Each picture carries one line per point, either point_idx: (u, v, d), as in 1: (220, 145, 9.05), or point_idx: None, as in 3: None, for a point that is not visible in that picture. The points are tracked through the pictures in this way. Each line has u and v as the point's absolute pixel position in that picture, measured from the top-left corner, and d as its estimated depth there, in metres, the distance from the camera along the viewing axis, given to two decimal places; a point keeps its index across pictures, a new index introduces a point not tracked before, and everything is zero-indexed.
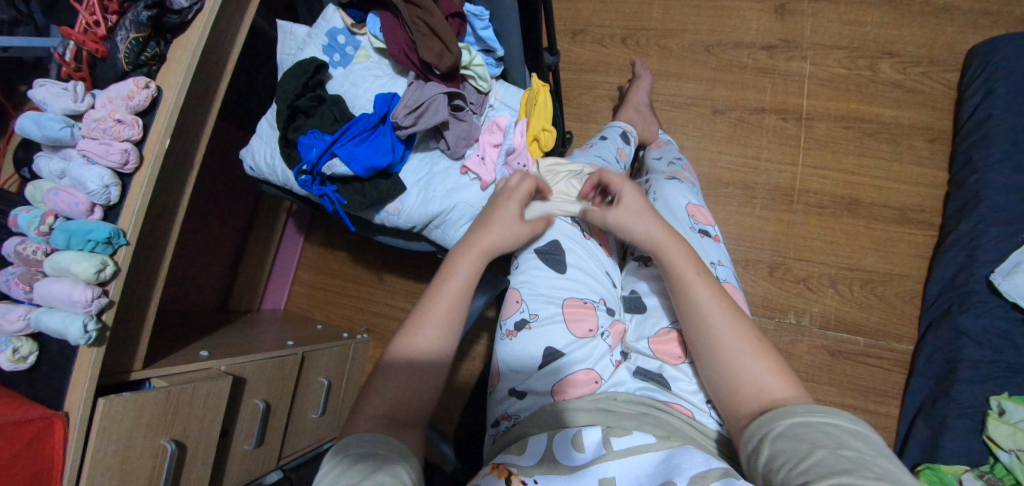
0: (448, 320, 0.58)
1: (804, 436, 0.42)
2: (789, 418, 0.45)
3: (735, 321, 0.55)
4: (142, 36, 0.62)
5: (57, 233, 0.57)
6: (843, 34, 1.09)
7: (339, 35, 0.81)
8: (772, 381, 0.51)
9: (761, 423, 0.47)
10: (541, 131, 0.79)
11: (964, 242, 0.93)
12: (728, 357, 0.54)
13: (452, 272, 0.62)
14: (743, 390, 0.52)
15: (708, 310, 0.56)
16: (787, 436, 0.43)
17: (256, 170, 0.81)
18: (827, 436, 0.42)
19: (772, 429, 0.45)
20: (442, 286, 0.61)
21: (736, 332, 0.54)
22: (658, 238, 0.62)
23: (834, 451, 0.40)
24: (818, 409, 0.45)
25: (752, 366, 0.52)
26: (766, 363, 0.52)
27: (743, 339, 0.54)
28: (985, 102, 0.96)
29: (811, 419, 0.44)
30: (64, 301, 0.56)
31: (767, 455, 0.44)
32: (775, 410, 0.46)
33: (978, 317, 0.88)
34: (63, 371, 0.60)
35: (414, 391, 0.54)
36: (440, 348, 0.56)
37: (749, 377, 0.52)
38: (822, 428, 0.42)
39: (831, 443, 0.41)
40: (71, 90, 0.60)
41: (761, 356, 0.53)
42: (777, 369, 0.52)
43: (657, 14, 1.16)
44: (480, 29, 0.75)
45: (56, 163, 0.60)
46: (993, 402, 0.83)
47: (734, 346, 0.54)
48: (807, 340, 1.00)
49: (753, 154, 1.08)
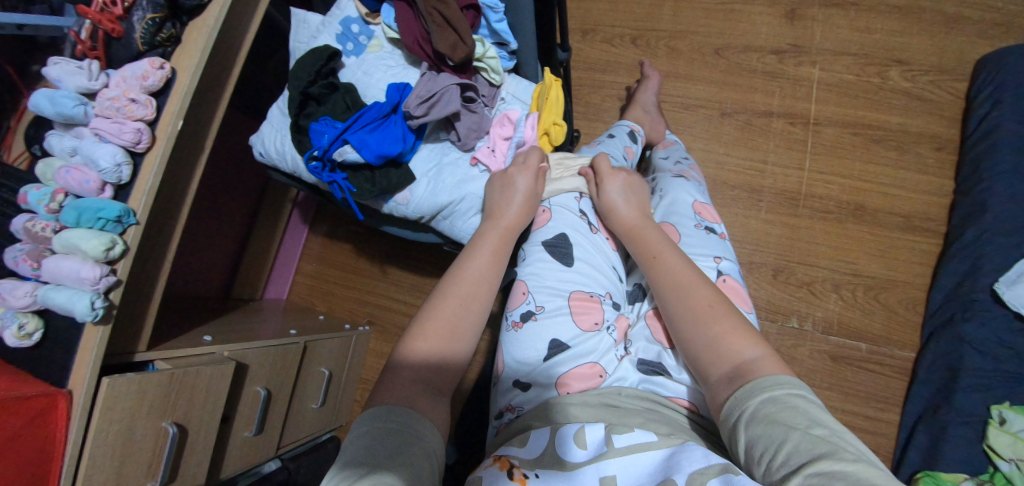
0: (478, 287, 0.62)
1: (776, 417, 0.42)
2: (758, 398, 0.44)
3: (695, 286, 0.57)
4: (159, 16, 0.63)
5: (68, 210, 0.57)
6: (852, 41, 1.09)
7: (353, 24, 0.82)
8: (732, 340, 0.51)
9: (735, 408, 0.46)
10: (551, 126, 0.79)
11: (969, 250, 0.93)
12: (691, 324, 0.55)
13: (480, 246, 0.66)
14: (705, 355, 0.52)
15: (670, 280, 0.59)
16: (759, 420, 0.43)
17: (265, 157, 0.81)
18: (796, 413, 0.41)
19: (745, 413, 0.44)
20: (472, 257, 0.65)
21: (696, 297, 0.56)
22: (631, 222, 0.68)
23: (807, 432, 0.39)
24: (781, 383, 0.45)
25: (711, 329, 0.53)
26: (726, 325, 0.53)
27: (701, 304, 0.55)
28: (992, 112, 0.97)
29: (779, 397, 0.43)
30: (72, 278, 0.57)
31: (744, 442, 0.43)
32: (744, 392, 0.46)
33: (981, 325, 0.88)
34: (68, 349, 0.60)
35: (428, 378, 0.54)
36: (471, 313, 0.60)
37: (708, 340, 0.53)
38: (790, 405, 0.42)
39: (802, 422, 0.40)
40: (85, 69, 0.60)
41: (720, 319, 0.53)
42: (738, 331, 0.52)
43: (667, 16, 1.16)
44: (495, 21, 0.75)
45: (68, 141, 0.60)
46: (994, 411, 0.83)
47: (691, 309, 0.55)
48: (810, 344, 1.00)
49: (760, 157, 1.08)
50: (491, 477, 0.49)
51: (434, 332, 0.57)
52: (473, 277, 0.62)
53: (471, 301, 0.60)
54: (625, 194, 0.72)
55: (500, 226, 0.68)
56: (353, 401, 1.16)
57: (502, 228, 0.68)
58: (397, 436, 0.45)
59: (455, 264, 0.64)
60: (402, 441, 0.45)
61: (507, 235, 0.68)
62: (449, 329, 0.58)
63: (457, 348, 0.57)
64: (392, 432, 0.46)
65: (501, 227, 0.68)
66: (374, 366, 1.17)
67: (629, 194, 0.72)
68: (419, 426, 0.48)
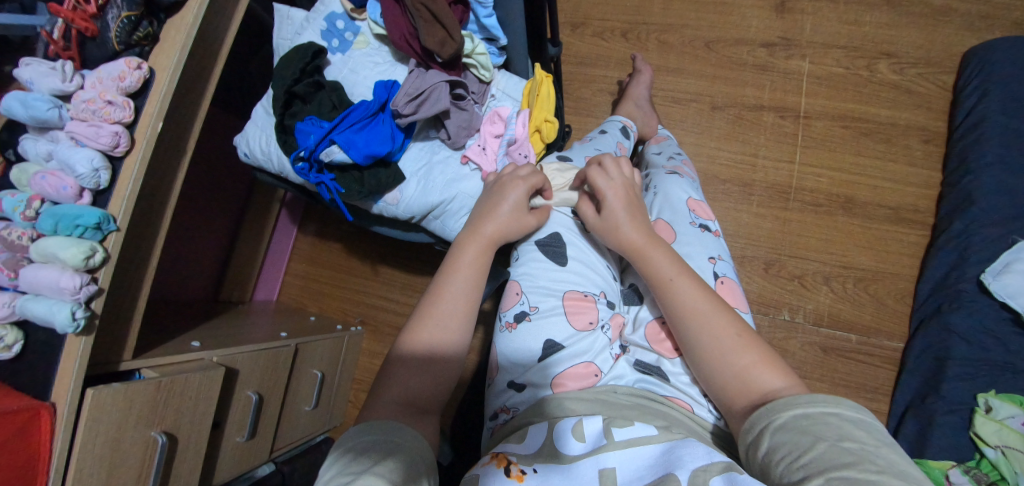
0: (456, 305, 0.59)
1: (805, 428, 0.42)
2: (788, 410, 0.44)
3: (718, 315, 0.56)
4: (134, 14, 0.61)
5: (43, 218, 0.55)
6: (842, 33, 1.09)
7: (338, 20, 0.80)
8: (761, 373, 0.51)
9: (762, 416, 0.46)
10: (543, 123, 0.78)
11: (957, 242, 0.94)
12: (716, 357, 0.54)
13: (459, 260, 0.62)
14: (731, 386, 0.52)
15: (689, 309, 0.57)
16: (787, 428, 0.43)
17: (251, 157, 0.79)
18: (828, 427, 0.41)
19: (771, 421, 0.45)
20: (451, 272, 0.61)
21: (720, 327, 0.55)
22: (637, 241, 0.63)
23: (836, 444, 0.39)
24: (819, 400, 0.44)
25: (737, 360, 0.53)
26: (753, 354, 0.53)
27: (726, 335, 0.54)
28: (979, 104, 0.97)
29: (812, 411, 0.43)
30: (52, 288, 0.55)
31: (766, 447, 0.44)
32: (775, 403, 0.46)
33: (968, 316, 0.89)
34: (51, 361, 0.59)
35: (426, 380, 0.54)
36: (451, 334, 0.57)
37: (735, 372, 0.52)
38: (823, 419, 0.42)
39: (834, 435, 0.40)
40: (59, 70, 0.58)
41: (746, 350, 0.53)
42: (763, 360, 0.52)
43: (658, 9, 1.15)
44: (484, 16, 0.74)
45: (42, 145, 0.58)
46: (980, 399, 0.85)
47: (716, 340, 0.54)
48: (801, 337, 1.01)
49: (751, 151, 1.08)
50: (489, 474, 0.48)
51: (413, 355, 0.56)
52: (452, 296, 0.59)
53: (450, 323, 0.57)
54: (627, 208, 0.66)
55: (479, 236, 0.63)
56: (347, 402, 1.15)
57: (482, 238, 0.64)
58: (385, 444, 0.44)
59: (435, 282, 0.61)
60: (391, 449, 0.43)
61: (488, 245, 0.64)
62: (427, 352, 0.56)
63: (439, 370, 0.56)
64: (380, 442, 0.44)
65: (482, 237, 0.64)
66: (366, 366, 1.16)
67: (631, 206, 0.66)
68: (403, 433, 0.46)
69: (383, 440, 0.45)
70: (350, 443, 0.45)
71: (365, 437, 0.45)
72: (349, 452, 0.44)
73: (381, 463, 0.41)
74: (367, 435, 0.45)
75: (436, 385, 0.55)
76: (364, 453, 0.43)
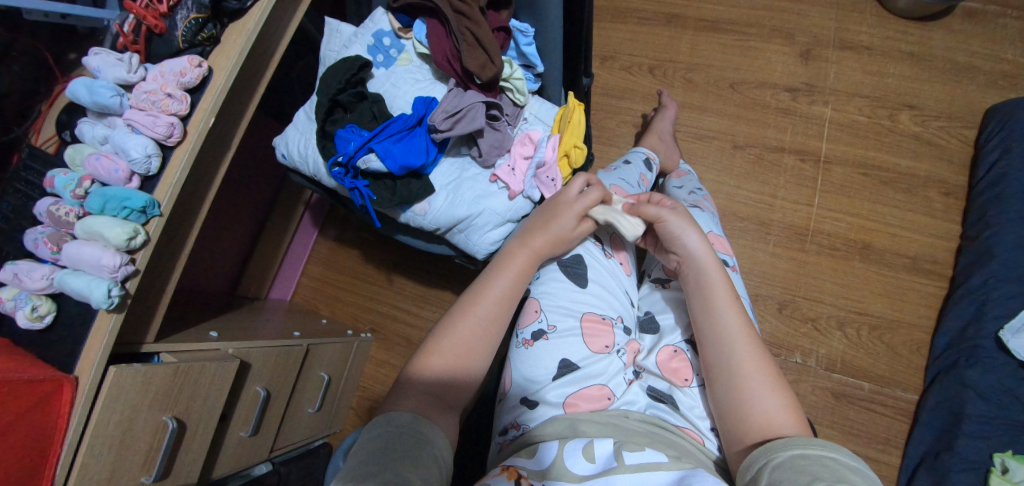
0: (498, 307, 0.63)
1: (805, 468, 0.44)
2: (788, 451, 0.46)
3: (758, 353, 0.57)
4: (202, 17, 0.64)
5: (93, 197, 0.58)
6: (865, 84, 1.12)
7: (385, 37, 0.84)
8: (785, 416, 0.52)
9: (762, 454, 0.48)
10: (572, 148, 0.80)
11: (974, 296, 0.94)
12: (746, 386, 0.55)
13: (505, 268, 0.67)
14: (755, 420, 0.53)
15: (734, 338, 0.58)
16: (785, 468, 0.45)
17: (287, 159, 0.82)
18: (826, 469, 0.43)
19: (772, 460, 0.47)
20: (494, 279, 0.66)
21: (757, 363, 0.57)
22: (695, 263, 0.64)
23: (833, 484, 0.41)
24: (815, 442, 0.47)
25: (767, 398, 0.54)
26: (781, 397, 0.54)
27: (763, 373, 0.56)
28: (1000, 162, 0.99)
29: (810, 453, 0.45)
30: (92, 265, 0.57)
31: (765, 483, 0.45)
32: (775, 443, 0.48)
33: (985, 372, 0.88)
34: (79, 335, 0.60)
35: (445, 387, 0.58)
36: (487, 335, 0.62)
37: (761, 409, 0.53)
38: (822, 462, 0.44)
39: (830, 476, 0.42)
40: (126, 61, 0.61)
41: (778, 392, 0.54)
42: (790, 406, 0.53)
43: (685, 48, 1.20)
44: (524, 44, 0.78)
45: (100, 130, 0.61)
46: (997, 459, 0.82)
47: (752, 373, 0.56)
48: (812, 380, 1.00)
49: (770, 191, 1.10)
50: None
51: (459, 345, 0.60)
52: (491, 300, 0.64)
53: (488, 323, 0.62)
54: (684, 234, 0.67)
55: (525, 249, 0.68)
56: (349, 409, 1.14)
57: (528, 252, 0.68)
58: (406, 442, 0.47)
59: (479, 284, 0.66)
60: (413, 447, 0.46)
61: (534, 258, 0.68)
62: (468, 341, 0.61)
63: (477, 361, 0.61)
64: (403, 437, 0.47)
65: (528, 249, 0.68)
66: (373, 374, 1.16)
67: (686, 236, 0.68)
68: (427, 430, 0.50)
69: (406, 435, 0.48)
70: (376, 431, 0.48)
71: (393, 428, 0.48)
72: (374, 442, 0.47)
73: (394, 465, 0.43)
74: (393, 427, 0.48)
75: (456, 390, 0.58)
76: (386, 443, 0.46)
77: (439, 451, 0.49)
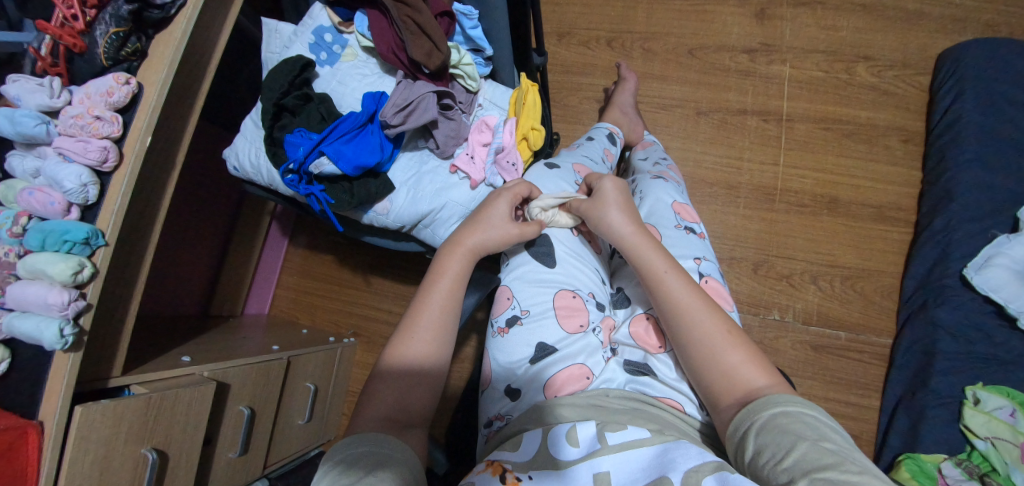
0: (436, 326, 0.60)
1: (788, 428, 0.44)
2: (769, 411, 0.46)
3: (710, 313, 0.57)
4: (123, 30, 0.61)
5: (32, 234, 0.56)
6: (820, 38, 1.12)
7: (326, 33, 0.81)
8: (747, 371, 0.52)
9: (745, 418, 0.48)
10: (530, 130, 0.80)
11: (938, 238, 0.97)
12: (706, 352, 0.55)
13: (442, 271, 0.63)
14: (717, 382, 0.53)
15: (680, 305, 0.57)
16: (769, 430, 0.45)
17: (240, 171, 0.79)
18: (808, 428, 0.43)
19: (755, 423, 0.47)
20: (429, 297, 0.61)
21: (711, 322, 0.56)
22: (631, 236, 0.63)
23: (815, 444, 0.41)
24: (795, 400, 0.47)
25: (726, 358, 0.54)
26: (741, 354, 0.54)
27: (717, 331, 0.55)
28: (954, 104, 1.00)
29: (791, 412, 0.45)
30: (39, 305, 0.54)
31: (751, 449, 0.45)
32: (756, 404, 0.48)
33: (954, 310, 0.91)
34: (37, 378, 0.58)
35: (403, 395, 0.55)
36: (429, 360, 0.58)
37: (723, 370, 0.53)
38: (802, 419, 0.44)
39: (812, 435, 0.42)
40: (47, 86, 0.58)
41: (735, 348, 0.54)
42: (751, 360, 0.53)
43: (641, 18, 1.18)
44: (469, 28, 0.76)
45: (30, 162, 0.58)
46: (969, 392, 0.86)
47: (706, 336, 0.55)
48: (791, 336, 1.02)
49: (736, 154, 1.10)
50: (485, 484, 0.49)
51: (413, 349, 0.57)
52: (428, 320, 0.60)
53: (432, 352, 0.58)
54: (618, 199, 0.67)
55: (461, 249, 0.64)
56: (340, 415, 1.14)
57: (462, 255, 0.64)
58: (370, 459, 0.44)
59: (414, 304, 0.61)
60: (378, 461, 0.44)
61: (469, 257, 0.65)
62: (415, 364, 0.57)
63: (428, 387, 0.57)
64: (366, 455, 0.45)
65: (462, 248, 0.64)
66: (360, 378, 1.15)
67: (621, 198, 0.67)
68: (390, 444, 0.47)
69: (373, 452, 0.45)
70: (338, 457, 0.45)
71: (326, 472, 0.43)
72: (337, 466, 0.44)
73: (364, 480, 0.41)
74: (358, 447, 0.46)
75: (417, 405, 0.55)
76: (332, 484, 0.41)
77: (372, 433, 0.48)
